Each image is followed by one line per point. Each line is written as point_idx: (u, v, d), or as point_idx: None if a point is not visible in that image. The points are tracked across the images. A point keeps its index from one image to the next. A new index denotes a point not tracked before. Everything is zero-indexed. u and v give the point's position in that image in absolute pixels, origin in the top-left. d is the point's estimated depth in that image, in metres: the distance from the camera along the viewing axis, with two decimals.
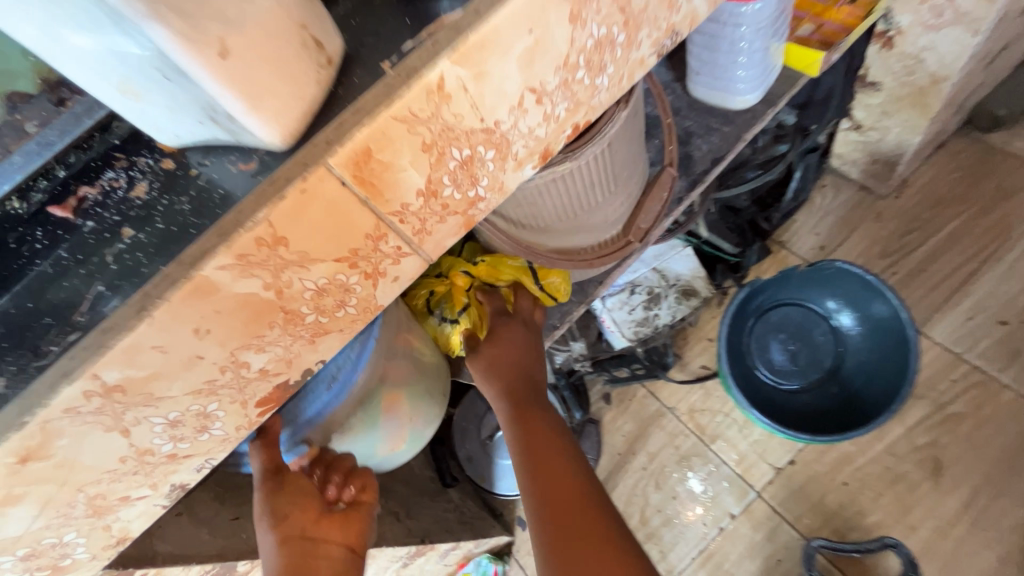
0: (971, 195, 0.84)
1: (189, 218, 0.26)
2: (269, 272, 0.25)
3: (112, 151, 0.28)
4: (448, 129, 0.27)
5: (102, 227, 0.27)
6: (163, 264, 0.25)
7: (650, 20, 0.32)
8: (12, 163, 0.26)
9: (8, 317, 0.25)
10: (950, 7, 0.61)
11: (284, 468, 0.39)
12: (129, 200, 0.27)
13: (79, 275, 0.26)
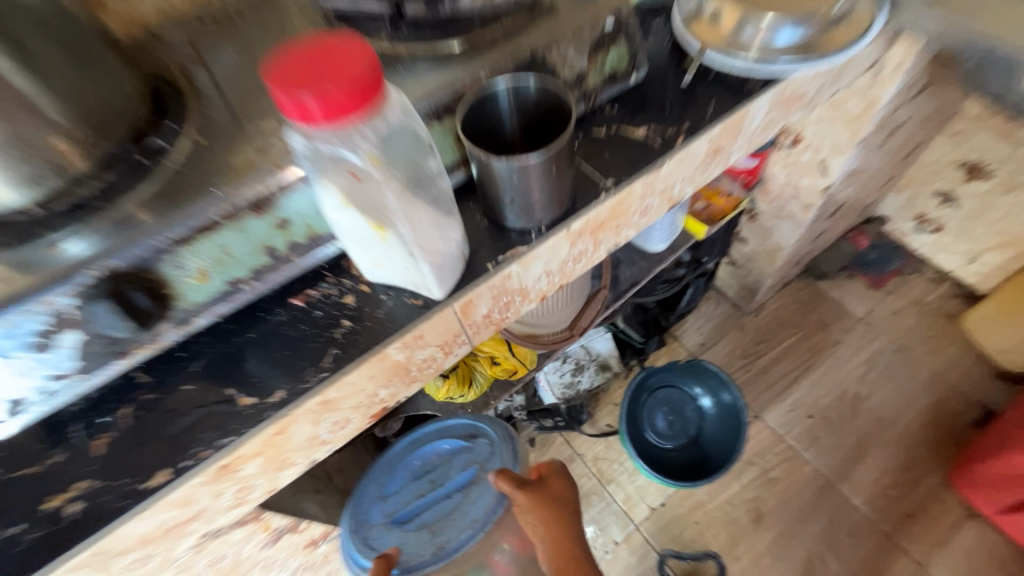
0: (803, 322, 1.24)
1: (382, 323, 0.44)
2: (408, 350, 0.45)
3: (326, 269, 0.46)
4: (504, 288, 0.48)
5: (325, 318, 0.44)
6: (366, 346, 0.43)
7: (609, 236, 0.56)
8: (283, 273, 0.43)
9: (263, 363, 0.43)
10: (784, 209, 0.95)
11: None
12: (341, 304, 0.45)
13: (310, 345, 0.43)
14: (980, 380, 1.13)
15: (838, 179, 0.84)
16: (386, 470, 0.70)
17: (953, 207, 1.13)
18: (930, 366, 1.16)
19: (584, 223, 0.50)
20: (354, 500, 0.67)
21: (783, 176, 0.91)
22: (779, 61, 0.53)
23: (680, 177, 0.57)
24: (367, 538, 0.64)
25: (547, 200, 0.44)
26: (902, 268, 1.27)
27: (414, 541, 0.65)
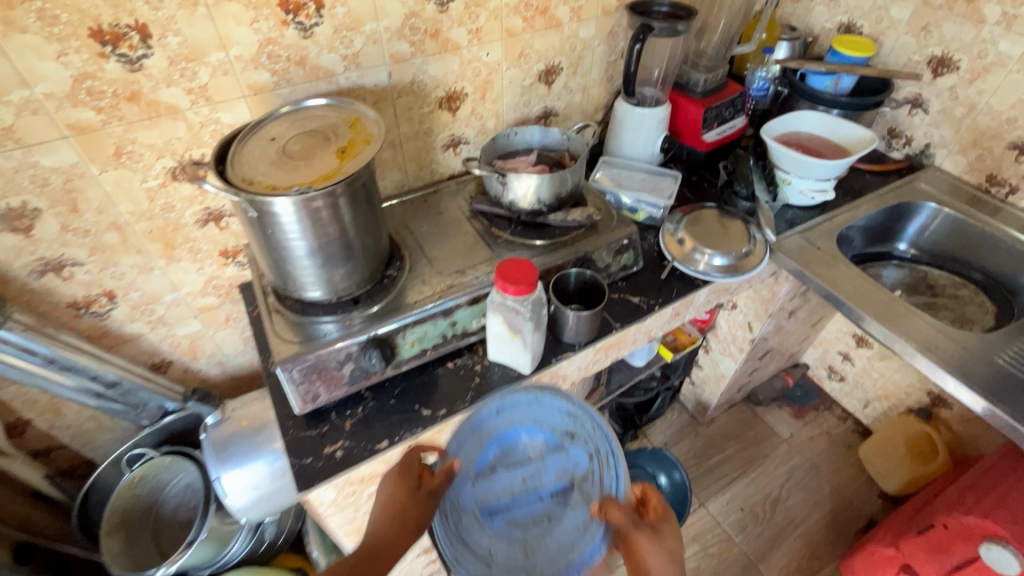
0: (741, 435, 1.64)
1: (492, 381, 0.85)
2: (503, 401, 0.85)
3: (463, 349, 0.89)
4: (555, 375, 0.89)
5: (462, 372, 0.86)
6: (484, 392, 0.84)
7: (613, 353, 0.98)
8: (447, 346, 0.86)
9: (430, 391, 0.84)
10: (726, 350, 1.40)
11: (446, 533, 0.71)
12: (470, 367, 0.87)
13: (454, 384, 0.85)
14: (869, 497, 1.50)
15: (759, 335, 1.29)
16: (478, 445, 0.81)
17: (852, 364, 1.59)
18: (832, 481, 1.53)
19: (603, 344, 0.91)
20: (452, 498, 0.79)
21: (727, 327, 1.36)
22: (714, 275, 0.98)
23: (656, 326, 1.00)
24: (463, 529, 0.77)
25: (587, 332, 0.86)
26: (818, 404, 1.69)
27: (507, 549, 0.77)
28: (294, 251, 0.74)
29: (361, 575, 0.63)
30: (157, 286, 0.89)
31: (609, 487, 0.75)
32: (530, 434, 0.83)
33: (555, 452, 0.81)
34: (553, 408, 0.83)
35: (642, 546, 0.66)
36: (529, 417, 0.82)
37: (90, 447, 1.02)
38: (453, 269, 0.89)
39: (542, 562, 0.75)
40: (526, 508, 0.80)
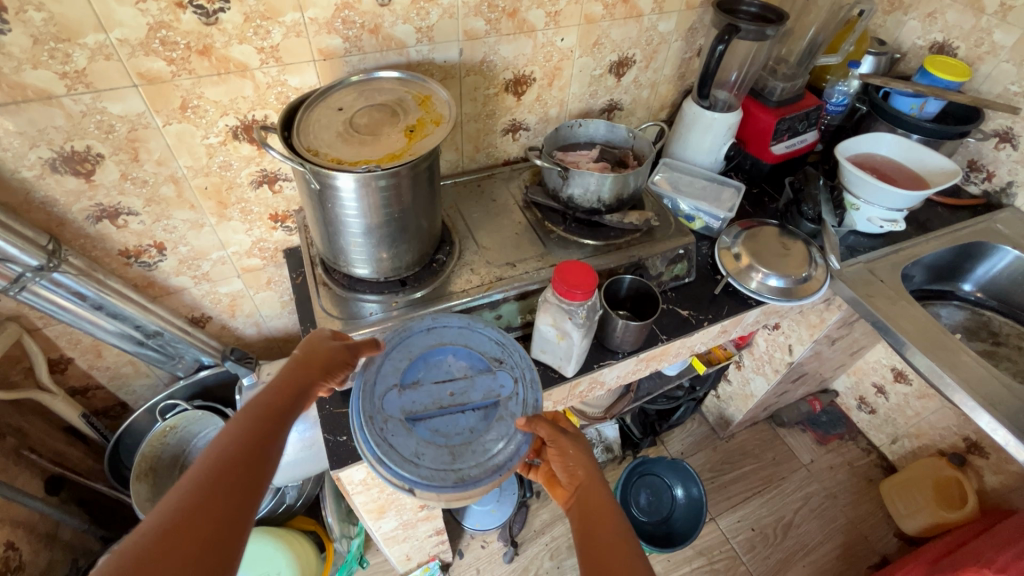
0: (759, 454, 1.62)
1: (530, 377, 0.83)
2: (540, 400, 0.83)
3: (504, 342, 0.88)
4: (594, 380, 0.87)
5: None
6: None
7: (653, 363, 0.95)
8: None
9: None
10: (759, 369, 1.37)
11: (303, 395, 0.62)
12: None
13: None
14: (885, 535, 1.47)
15: (798, 359, 1.24)
16: (405, 358, 0.70)
17: (885, 398, 1.54)
18: (848, 513, 1.51)
19: (647, 354, 0.89)
20: (370, 400, 0.65)
21: (764, 347, 1.32)
22: (766, 294, 0.94)
23: (702, 341, 0.97)
24: (385, 434, 0.63)
25: (634, 341, 0.83)
26: (843, 433, 1.65)
27: (434, 454, 0.63)
28: (349, 229, 0.73)
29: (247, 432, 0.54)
30: (206, 244, 0.89)
31: (532, 408, 0.68)
32: (458, 355, 0.71)
33: (482, 373, 0.70)
34: (486, 335, 0.74)
35: (567, 452, 0.66)
36: (460, 340, 0.72)
37: (126, 391, 1.05)
38: (503, 260, 0.87)
39: (472, 467, 0.62)
40: (449, 419, 0.66)
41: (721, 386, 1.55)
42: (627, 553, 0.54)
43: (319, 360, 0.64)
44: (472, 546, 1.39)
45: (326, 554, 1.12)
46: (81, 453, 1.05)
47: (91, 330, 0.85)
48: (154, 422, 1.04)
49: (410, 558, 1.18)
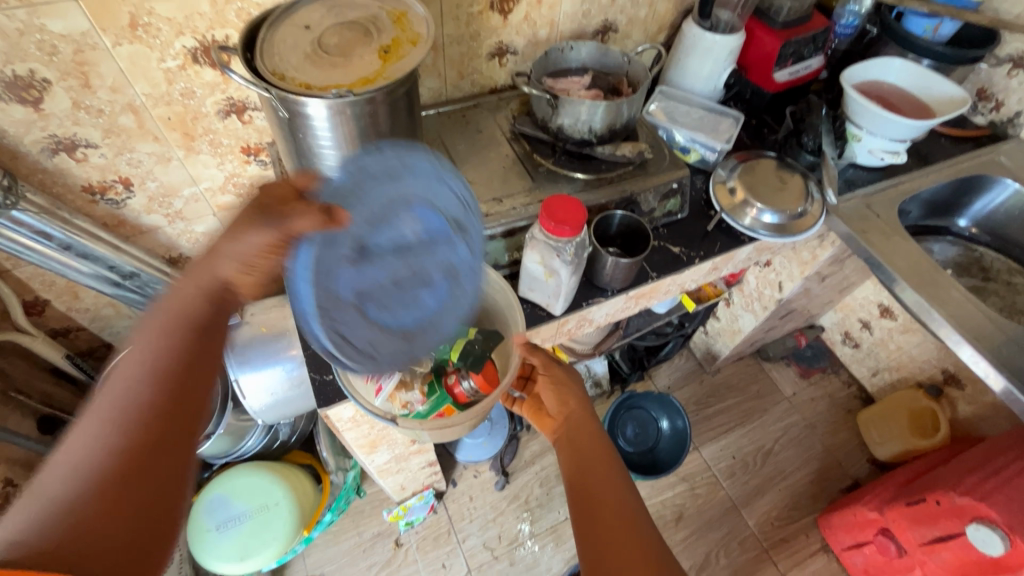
0: (743, 388, 1.66)
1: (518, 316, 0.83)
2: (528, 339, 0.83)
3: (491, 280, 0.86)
4: (584, 318, 0.86)
5: None
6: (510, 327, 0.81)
7: (643, 301, 0.95)
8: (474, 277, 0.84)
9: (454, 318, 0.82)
10: (747, 306, 1.38)
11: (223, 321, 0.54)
12: None
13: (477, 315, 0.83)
14: (858, 461, 1.54)
15: (787, 296, 1.25)
16: (365, 223, 0.61)
17: (869, 333, 1.56)
18: (825, 442, 1.58)
19: (636, 292, 0.88)
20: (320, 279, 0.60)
21: (754, 283, 1.32)
22: (760, 231, 0.92)
23: (692, 279, 0.96)
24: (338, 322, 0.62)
25: (623, 279, 0.82)
26: (826, 367, 1.70)
27: (389, 343, 0.64)
28: (324, 162, 0.68)
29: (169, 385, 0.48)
30: (175, 179, 0.84)
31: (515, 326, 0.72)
32: (413, 213, 0.63)
33: (443, 240, 0.64)
34: (454, 191, 0.64)
35: (559, 382, 0.75)
36: (422, 193, 0.63)
37: (110, 332, 1.03)
38: (489, 196, 0.84)
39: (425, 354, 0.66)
40: (400, 297, 0.64)
41: (710, 323, 1.56)
42: (609, 472, 0.63)
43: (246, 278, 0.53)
44: (465, 476, 1.45)
45: (323, 485, 1.15)
46: (70, 394, 1.05)
47: (62, 271, 0.83)
48: None
49: (404, 488, 1.22)
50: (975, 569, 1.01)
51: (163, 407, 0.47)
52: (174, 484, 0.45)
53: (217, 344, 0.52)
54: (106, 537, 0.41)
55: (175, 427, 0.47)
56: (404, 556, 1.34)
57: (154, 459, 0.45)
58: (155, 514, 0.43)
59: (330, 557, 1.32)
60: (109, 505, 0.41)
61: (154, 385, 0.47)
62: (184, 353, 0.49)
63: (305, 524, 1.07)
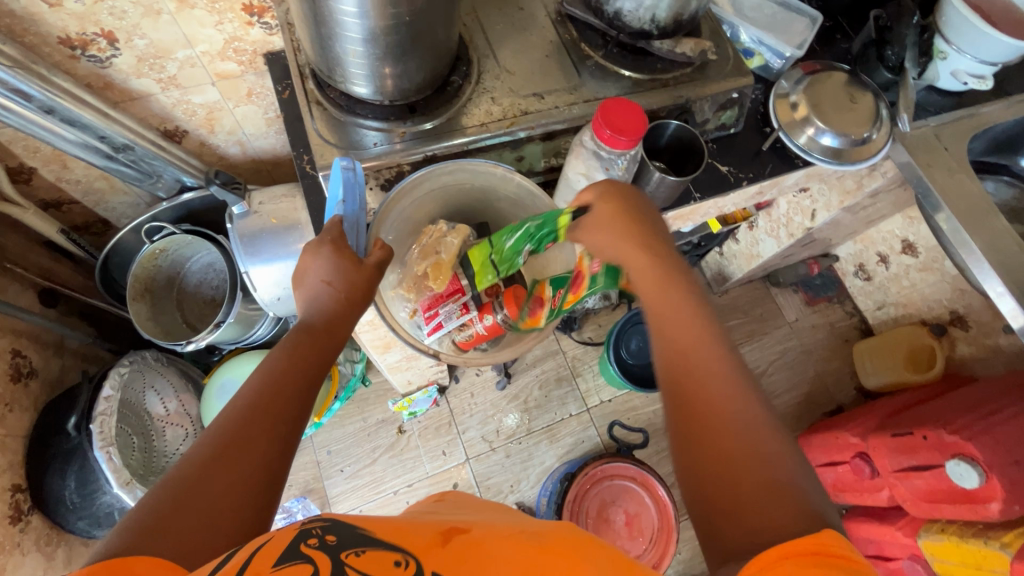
0: (746, 310, 1.67)
1: None
2: None
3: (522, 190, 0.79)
4: None
5: None
6: None
7: (678, 220, 0.88)
8: None
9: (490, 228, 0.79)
10: (770, 231, 1.32)
11: (348, 297, 0.56)
12: None
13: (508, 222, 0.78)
14: (846, 387, 1.61)
15: (817, 225, 1.19)
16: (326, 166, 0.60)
17: (885, 267, 1.50)
18: (817, 368, 1.63)
19: (675, 213, 0.83)
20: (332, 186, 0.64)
21: (785, 209, 1.24)
22: (814, 154, 0.83)
23: (733, 202, 0.89)
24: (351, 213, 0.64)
25: (665, 199, 0.76)
26: (833, 296, 1.69)
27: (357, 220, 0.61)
28: (347, 31, 0.58)
29: (302, 351, 0.53)
30: (167, 38, 0.73)
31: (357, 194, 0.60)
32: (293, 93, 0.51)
33: None
34: None
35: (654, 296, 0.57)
36: None
37: (104, 207, 0.97)
38: (528, 90, 0.74)
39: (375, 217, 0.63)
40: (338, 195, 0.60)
41: (727, 244, 1.52)
42: (709, 379, 0.51)
43: (358, 280, 0.57)
44: (468, 373, 1.48)
45: (331, 374, 1.16)
46: (69, 270, 1.02)
47: (48, 139, 0.75)
48: (143, 242, 0.98)
49: (410, 382, 1.25)
50: (944, 497, 1.08)
51: (280, 388, 0.50)
52: (282, 451, 0.47)
53: (339, 328, 0.56)
54: (217, 490, 0.42)
55: (290, 405, 0.49)
56: (407, 442, 1.41)
57: (266, 425, 0.47)
58: (262, 476, 0.45)
59: (337, 438, 1.40)
60: (220, 459, 0.44)
61: (275, 369, 0.51)
62: (304, 342, 0.54)
63: (314, 412, 1.10)
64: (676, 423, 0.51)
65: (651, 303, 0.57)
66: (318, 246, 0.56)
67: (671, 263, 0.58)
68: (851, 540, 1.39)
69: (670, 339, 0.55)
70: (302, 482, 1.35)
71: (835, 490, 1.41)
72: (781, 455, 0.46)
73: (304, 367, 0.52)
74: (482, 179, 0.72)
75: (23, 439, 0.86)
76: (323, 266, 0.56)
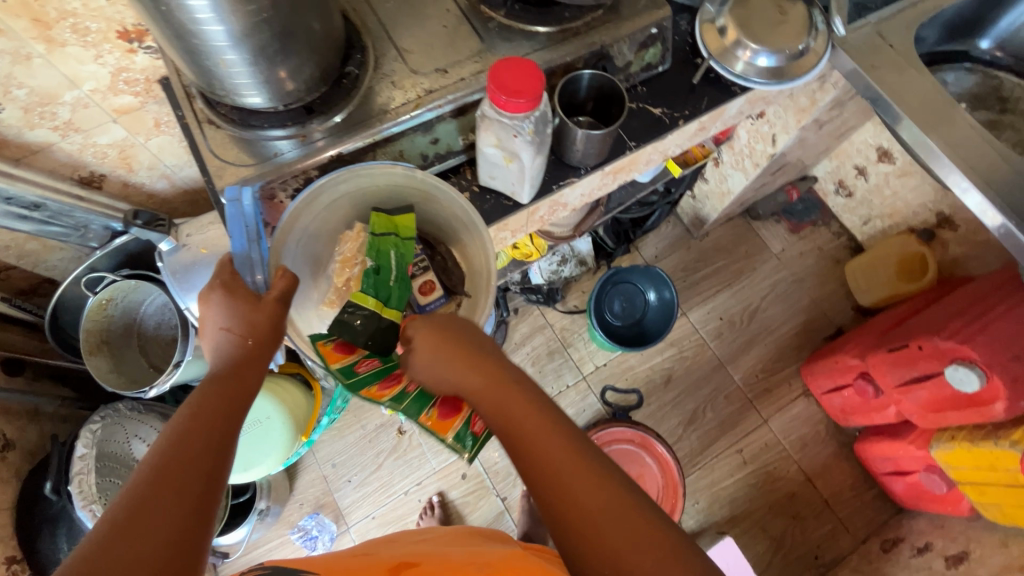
0: (731, 249, 1.63)
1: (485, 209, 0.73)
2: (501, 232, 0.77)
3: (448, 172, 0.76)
4: (554, 202, 0.77)
5: None
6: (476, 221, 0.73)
7: (624, 174, 0.85)
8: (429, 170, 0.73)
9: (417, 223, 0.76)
10: (737, 165, 1.27)
11: (251, 336, 0.54)
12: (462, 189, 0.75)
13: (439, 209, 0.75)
14: (843, 309, 1.57)
15: (780, 150, 1.14)
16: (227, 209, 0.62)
17: (864, 180, 1.44)
18: (812, 295, 1.59)
19: (614, 166, 0.78)
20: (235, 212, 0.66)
21: (745, 139, 1.19)
22: (752, 79, 0.78)
23: (676, 143, 0.84)
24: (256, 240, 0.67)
25: (596, 155, 0.71)
26: (817, 219, 1.64)
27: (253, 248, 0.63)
28: (209, 44, 0.54)
29: (211, 397, 0.49)
30: (49, 82, 0.69)
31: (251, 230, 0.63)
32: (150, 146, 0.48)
33: None
34: None
35: (501, 395, 0.57)
36: None
37: (44, 266, 0.95)
38: (431, 67, 0.69)
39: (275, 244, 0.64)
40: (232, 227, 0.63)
41: (698, 186, 1.47)
42: (574, 454, 0.51)
43: (259, 318, 0.55)
44: None
45: (314, 391, 1.16)
46: (24, 335, 1.00)
47: None
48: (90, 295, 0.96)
49: None
50: (949, 404, 1.06)
51: (190, 437, 0.45)
52: (202, 503, 0.43)
53: (249, 367, 0.53)
54: (123, 557, 0.38)
55: (204, 454, 0.45)
56: (409, 442, 1.40)
57: (179, 480, 0.42)
58: (179, 534, 0.40)
59: (339, 450, 1.40)
60: (125, 527, 0.39)
61: (182, 419, 0.47)
62: (213, 387, 0.50)
63: (301, 431, 1.10)
64: (544, 502, 0.50)
65: (496, 405, 0.56)
66: (208, 293, 0.56)
67: (496, 362, 0.60)
68: (868, 461, 1.37)
69: (517, 419, 0.54)
70: (312, 499, 1.36)
71: (844, 414, 1.38)
72: (659, 523, 0.46)
73: (216, 409, 0.48)
74: (383, 180, 0.68)
75: (8, 510, 0.86)
76: (219, 312, 0.55)
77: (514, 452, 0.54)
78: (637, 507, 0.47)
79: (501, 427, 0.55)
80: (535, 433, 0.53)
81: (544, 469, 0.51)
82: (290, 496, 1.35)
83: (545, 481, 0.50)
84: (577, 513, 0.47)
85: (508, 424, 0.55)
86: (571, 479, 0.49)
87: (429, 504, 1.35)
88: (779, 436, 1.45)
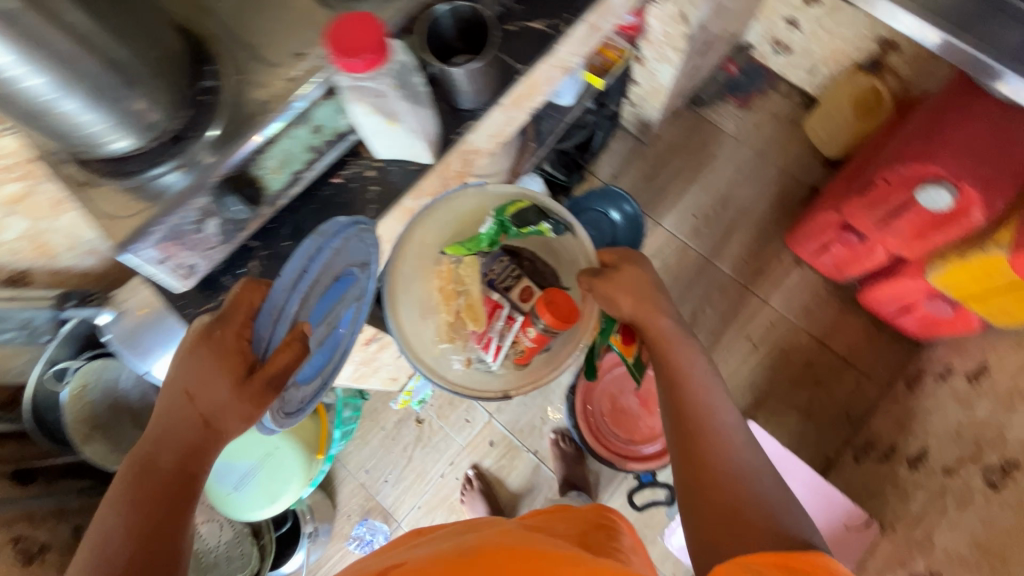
0: (686, 144, 1.58)
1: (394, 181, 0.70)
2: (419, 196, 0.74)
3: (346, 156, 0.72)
4: (464, 151, 0.74)
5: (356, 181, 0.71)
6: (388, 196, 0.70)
7: (528, 100, 0.81)
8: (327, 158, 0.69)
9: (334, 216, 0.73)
10: (660, 56, 1.22)
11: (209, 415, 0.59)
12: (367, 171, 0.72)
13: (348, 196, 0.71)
14: (813, 167, 1.53)
15: (695, 27, 1.08)
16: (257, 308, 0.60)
17: (797, 30, 1.37)
18: (778, 163, 1.55)
19: (513, 96, 0.74)
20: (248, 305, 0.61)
21: (659, 28, 1.13)
22: None
23: (572, 52, 0.80)
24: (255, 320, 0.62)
25: (485, 88, 0.68)
26: (764, 86, 1.57)
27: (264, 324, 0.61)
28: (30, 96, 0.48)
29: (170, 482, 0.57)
30: None
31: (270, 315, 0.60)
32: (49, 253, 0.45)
33: None
34: None
35: (670, 356, 0.70)
36: None
37: None
38: (287, 50, 0.64)
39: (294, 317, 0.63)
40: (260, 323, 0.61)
41: (631, 90, 1.41)
42: (714, 428, 0.64)
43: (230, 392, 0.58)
44: None
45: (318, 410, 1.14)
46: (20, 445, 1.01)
47: None
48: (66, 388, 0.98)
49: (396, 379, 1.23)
50: (930, 228, 1.04)
51: (152, 527, 0.54)
52: None
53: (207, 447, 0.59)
54: None
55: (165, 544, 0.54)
56: (430, 429, 1.42)
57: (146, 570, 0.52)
58: None
59: (368, 456, 1.42)
60: None
61: (141, 504, 0.55)
62: (168, 470, 0.57)
63: (317, 449, 1.11)
64: (681, 450, 0.64)
65: (671, 362, 0.70)
66: (184, 352, 0.59)
67: (671, 326, 0.72)
68: (874, 309, 1.35)
69: (679, 382, 0.68)
70: (357, 507, 1.39)
71: (838, 270, 1.37)
72: (757, 479, 0.60)
73: (173, 496, 0.57)
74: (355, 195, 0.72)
75: None
76: (182, 374, 0.58)
77: (673, 415, 0.67)
78: (732, 482, 0.59)
79: (669, 387, 0.69)
80: (692, 404, 0.66)
81: (688, 431, 0.65)
82: (336, 512, 1.39)
83: (689, 438, 0.64)
84: (709, 473, 0.61)
85: (673, 388, 0.68)
86: (704, 452, 0.62)
87: (467, 479, 1.38)
88: (783, 311, 1.44)
